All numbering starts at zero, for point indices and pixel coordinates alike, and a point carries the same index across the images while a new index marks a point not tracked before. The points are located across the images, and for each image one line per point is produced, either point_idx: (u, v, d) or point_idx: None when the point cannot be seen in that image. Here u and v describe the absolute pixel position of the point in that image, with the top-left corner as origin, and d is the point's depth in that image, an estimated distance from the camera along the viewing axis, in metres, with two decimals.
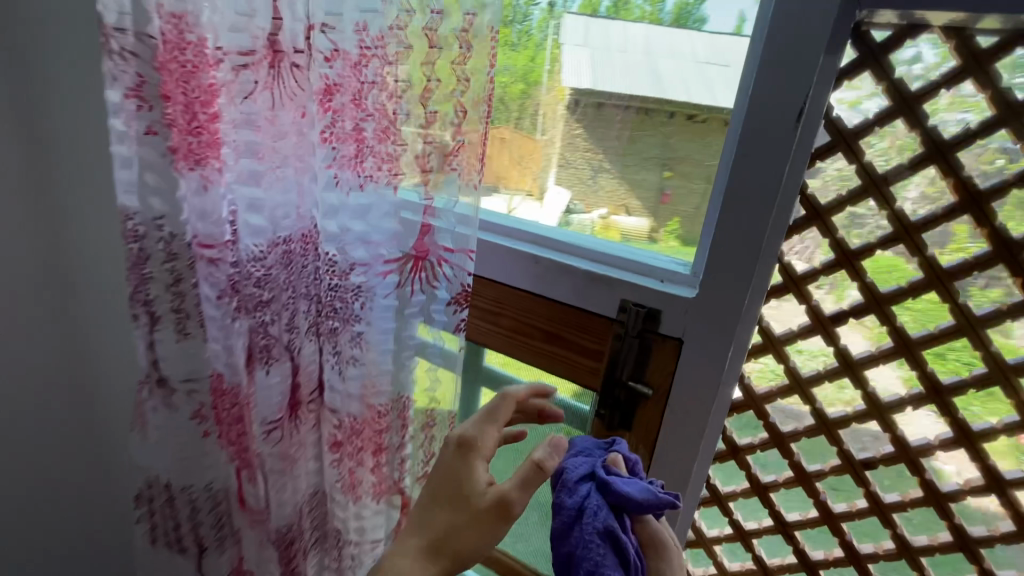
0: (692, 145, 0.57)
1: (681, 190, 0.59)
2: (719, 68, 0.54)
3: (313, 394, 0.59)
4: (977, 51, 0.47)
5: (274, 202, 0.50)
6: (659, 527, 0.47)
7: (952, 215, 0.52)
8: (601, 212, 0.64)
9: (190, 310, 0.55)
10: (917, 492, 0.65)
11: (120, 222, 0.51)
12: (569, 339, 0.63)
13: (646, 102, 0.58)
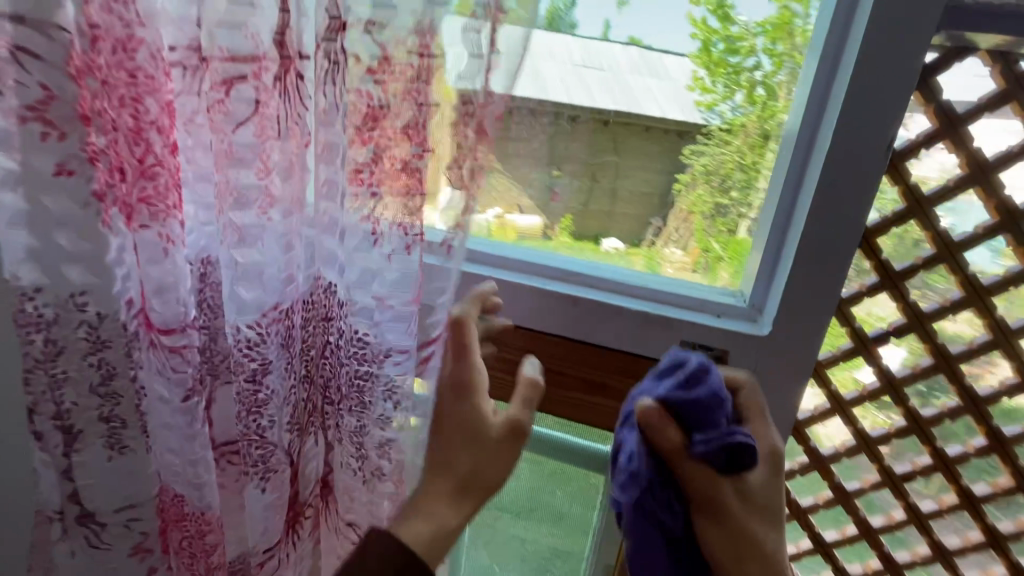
0: (579, 146, 0.61)
1: (570, 189, 0.63)
2: (597, 72, 0.59)
3: (314, 492, 0.55)
4: (1019, 75, 0.52)
5: (259, 264, 0.45)
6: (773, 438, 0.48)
7: (994, 234, 0.58)
8: (494, 212, 0.63)
9: (126, 416, 0.49)
10: (924, 458, 0.71)
11: (16, 305, 0.44)
12: (611, 386, 0.61)
13: (561, 107, 0.60)
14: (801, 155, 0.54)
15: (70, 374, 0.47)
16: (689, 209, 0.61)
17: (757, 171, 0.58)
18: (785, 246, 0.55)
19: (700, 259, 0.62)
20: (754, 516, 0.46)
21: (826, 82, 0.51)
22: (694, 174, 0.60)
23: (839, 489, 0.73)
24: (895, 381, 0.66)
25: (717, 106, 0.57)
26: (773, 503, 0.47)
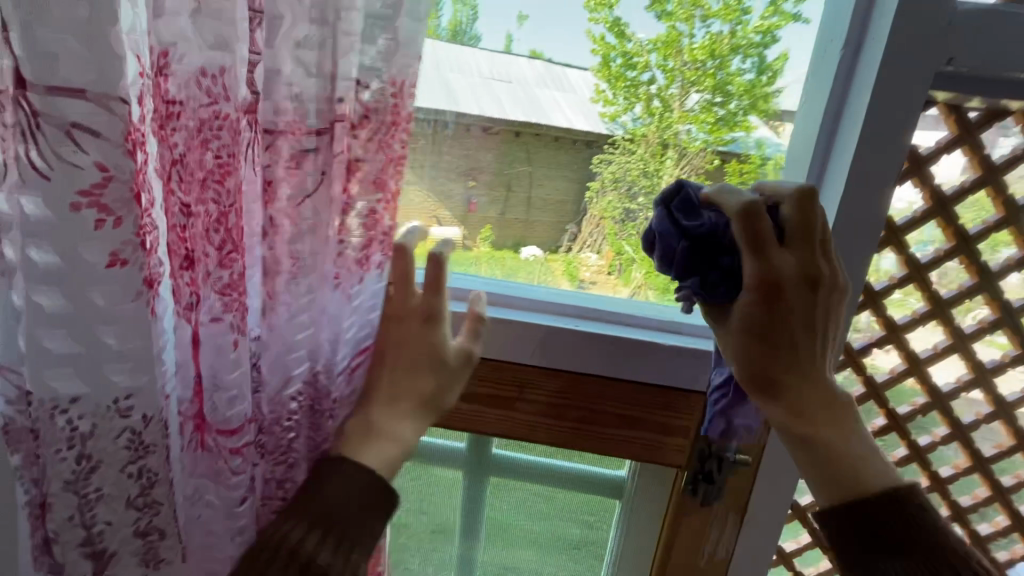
0: (494, 156, 0.62)
1: (486, 199, 0.63)
2: (504, 84, 0.60)
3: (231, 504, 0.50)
4: (970, 124, 0.54)
5: (293, 345, 0.45)
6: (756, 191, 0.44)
7: (987, 236, 0.58)
8: (413, 225, 0.63)
9: (165, 524, 0.47)
10: (1006, 440, 0.68)
11: (47, 413, 0.42)
12: (649, 421, 0.62)
13: (483, 120, 0.61)
14: (821, 164, 0.56)
15: (105, 489, 0.45)
16: (601, 214, 0.63)
17: (659, 176, 0.62)
18: None
19: (614, 262, 0.65)
20: (782, 342, 0.45)
21: (842, 87, 0.54)
22: (603, 181, 0.62)
23: None
24: (942, 395, 0.65)
25: (619, 117, 0.60)
26: (799, 318, 0.45)
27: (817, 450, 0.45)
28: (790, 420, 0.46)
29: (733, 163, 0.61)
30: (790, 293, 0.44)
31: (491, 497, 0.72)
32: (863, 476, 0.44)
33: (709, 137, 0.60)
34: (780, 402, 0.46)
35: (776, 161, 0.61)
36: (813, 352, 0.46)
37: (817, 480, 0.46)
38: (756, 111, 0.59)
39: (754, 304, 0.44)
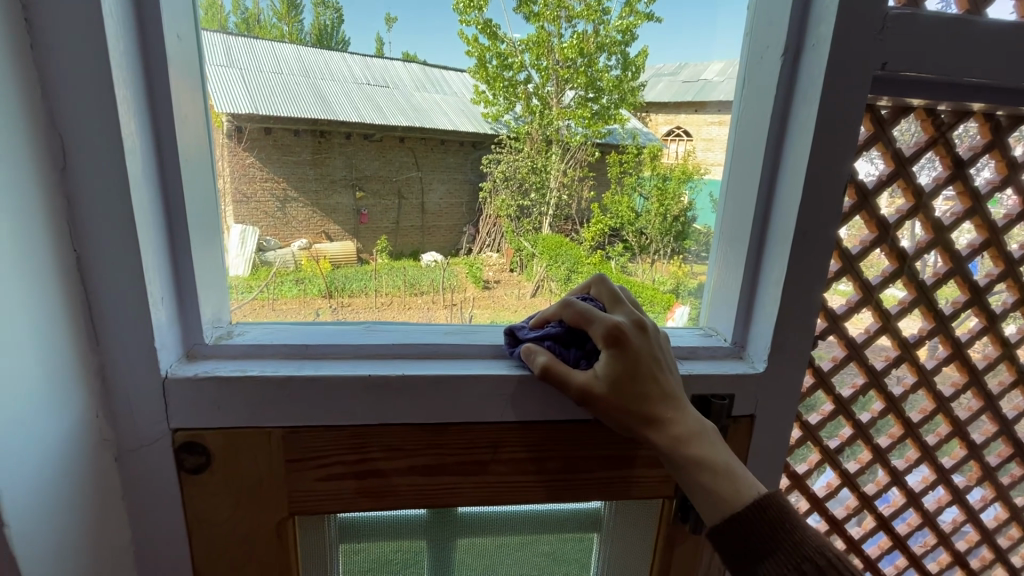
0: (377, 164, 0.60)
1: (376, 209, 0.61)
2: (383, 90, 0.60)
3: None
4: (883, 122, 0.63)
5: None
6: (567, 301, 0.50)
7: (910, 213, 0.70)
8: (300, 244, 0.58)
9: None
10: (926, 404, 0.82)
11: None
12: (642, 458, 0.59)
13: (363, 129, 0.58)
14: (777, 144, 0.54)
15: None
16: (497, 213, 0.66)
17: (547, 173, 0.66)
18: (772, 227, 0.55)
19: (515, 258, 0.67)
20: (633, 391, 0.46)
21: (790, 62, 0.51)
22: (495, 181, 0.65)
23: (845, 474, 0.82)
24: (877, 373, 0.76)
25: (501, 116, 0.63)
26: (653, 355, 0.48)
27: (702, 476, 0.46)
28: (675, 452, 0.46)
29: (613, 154, 0.67)
30: (637, 336, 0.48)
31: (459, 561, 0.63)
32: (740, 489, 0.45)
33: (587, 130, 0.64)
34: (660, 436, 0.46)
35: (649, 148, 0.68)
36: (677, 388, 0.48)
37: (703, 506, 0.46)
38: (626, 104, 0.64)
39: (611, 354, 0.47)
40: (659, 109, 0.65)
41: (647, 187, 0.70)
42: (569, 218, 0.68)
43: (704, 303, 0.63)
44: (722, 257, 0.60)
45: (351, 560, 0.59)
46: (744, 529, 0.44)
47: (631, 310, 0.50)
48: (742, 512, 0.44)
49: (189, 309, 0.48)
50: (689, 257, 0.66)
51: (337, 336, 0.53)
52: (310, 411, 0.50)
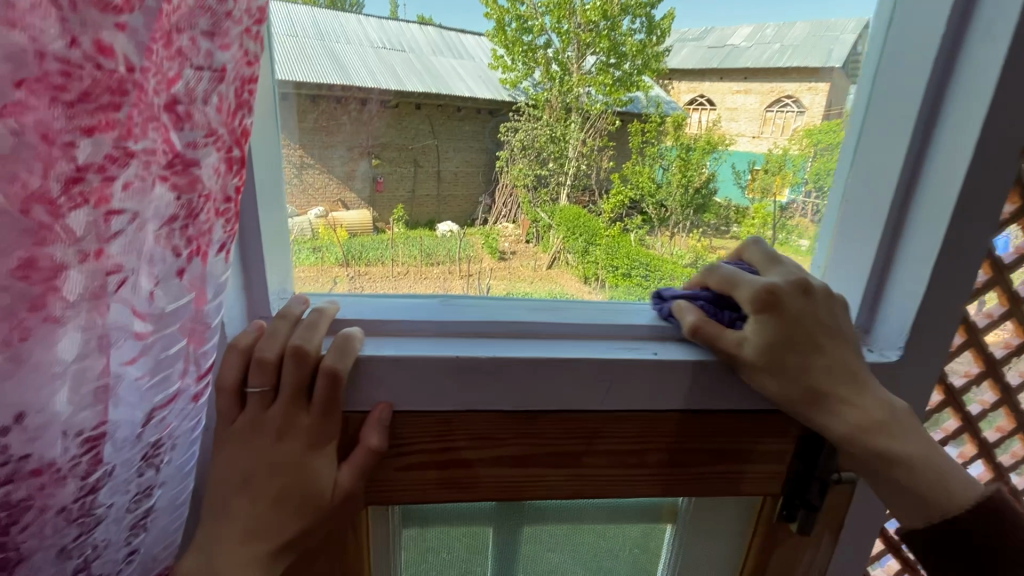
0: (390, 130, 0.58)
1: (393, 176, 0.59)
2: (399, 54, 0.57)
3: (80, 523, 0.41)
4: None
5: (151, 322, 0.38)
6: (722, 269, 0.57)
7: None
8: (315, 211, 0.59)
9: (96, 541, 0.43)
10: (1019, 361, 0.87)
11: None
12: (745, 450, 0.64)
13: (392, 95, 0.56)
14: (936, 111, 0.57)
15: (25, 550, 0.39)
16: (514, 182, 0.62)
17: (566, 142, 0.61)
18: (919, 192, 0.59)
19: (531, 230, 0.64)
20: (805, 341, 0.52)
21: (955, 26, 0.54)
22: (513, 150, 0.61)
23: None
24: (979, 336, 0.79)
25: (519, 83, 0.59)
26: (818, 325, 0.52)
27: (897, 468, 0.51)
28: (858, 440, 0.51)
29: (635, 123, 0.62)
30: (812, 299, 0.52)
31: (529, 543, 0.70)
32: (948, 486, 0.50)
33: (609, 99, 0.60)
34: (840, 421, 0.51)
35: (673, 118, 0.63)
36: (841, 357, 0.52)
37: (898, 497, 0.52)
38: (649, 70, 0.60)
39: (768, 321, 0.51)
40: (683, 75, 0.62)
41: (669, 157, 0.64)
42: (587, 188, 0.63)
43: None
44: (836, 236, 0.66)
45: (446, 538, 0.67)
46: (969, 526, 0.50)
47: (788, 274, 0.54)
48: (966, 506, 0.50)
49: (256, 278, 0.55)
50: (708, 231, 0.68)
51: (417, 309, 0.59)
52: (398, 389, 0.54)
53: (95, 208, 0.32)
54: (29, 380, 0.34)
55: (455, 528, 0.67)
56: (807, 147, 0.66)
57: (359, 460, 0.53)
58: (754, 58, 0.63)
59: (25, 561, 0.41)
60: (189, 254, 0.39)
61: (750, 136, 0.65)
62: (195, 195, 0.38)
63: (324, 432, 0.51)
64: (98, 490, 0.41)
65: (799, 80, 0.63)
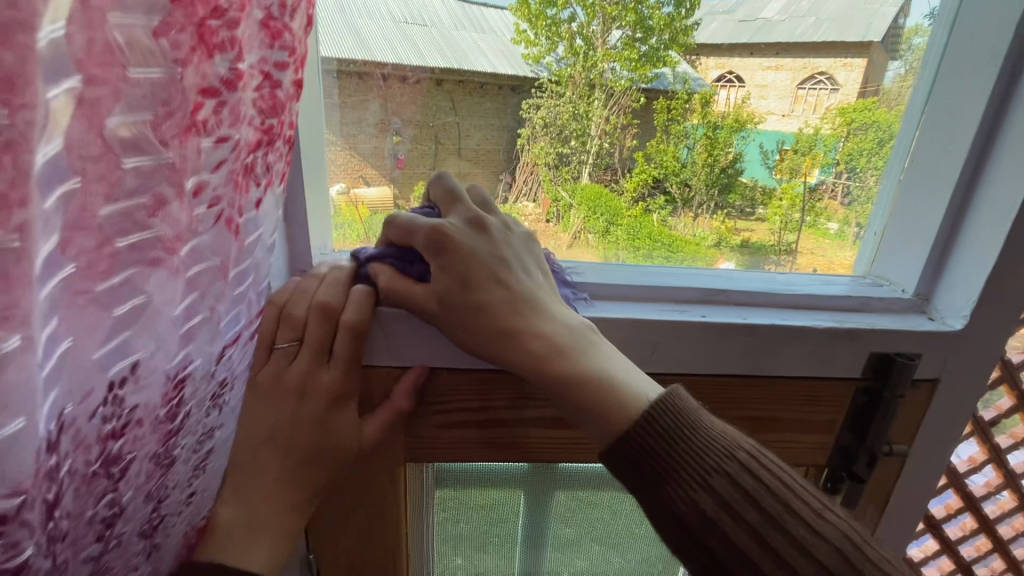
0: (417, 107, 0.57)
1: (414, 154, 0.59)
2: (420, 28, 0.56)
3: (158, 476, 0.41)
4: None
5: (234, 255, 0.40)
6: (433, 195, 0.54)
7: None
8: (337, 187, 0.59)
9: (167, 493, 0.44)
10: None
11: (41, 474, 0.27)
12: (787, 420, 0.66)
13: (417, 71, 0.56)
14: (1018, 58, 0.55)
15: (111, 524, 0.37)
16: (534, 160, 0.61)
17: (589, 119, 0.59)
18: (997, 143, 0.57)
19: (552, 210, 0.63)
20: (471, 303, 0.48)
21: None
22: (534, 127, 0.60)
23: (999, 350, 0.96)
24: None
25: (543, 58, 0.57)
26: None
27: (581, 400, 0.47)
28: (539, 369, 0.47)
29: (660, 100, 0.60)
30: (488, 236, 0.51)
31: (555, 508, 0.73)
32: (623, 397, 0.46)
33: (633, 74, 0.58)
34: (534, 342, 0.48)
35: (701, 95, 0.60)
36: (525, 289, 0.50)
37: (597, 428, 0.46)
38: (676, 45, 0.58)
39: (444, 264, 0.49)
40: (711, 51, 0.60)
41: (694, 136, 0.62)
42: (610, 167, 0.62)
43: (869, 250, 0.69)
44: (903, 198, 0.65)
45: (475, 497, 0.70)
46: (648, 456, 0.44)
47: (471, 212, 0.52)
48: (639, 426, 0.44)
49: (299, 235, 0.56)
50: (733, 213, 0.66)
51: None
52: (447, 346, 0.56)
53: (208, 135, 0.33)
54: (145, 324, 0.33)
55: (488, 492, 0.70)
56: (840, 127, 0.64)
57: (386, 417, 0.57)
58: (788, 32, 0.61)
59: (121, 517, 0.39)
60: (263, 187, 0.42)
61: (780, 114, 0.62)
62: (272, 119, 0.40)
63: (343, 390, 0.54)
64: (181, 431, 0.42)
65: (833, 56, 0.61)
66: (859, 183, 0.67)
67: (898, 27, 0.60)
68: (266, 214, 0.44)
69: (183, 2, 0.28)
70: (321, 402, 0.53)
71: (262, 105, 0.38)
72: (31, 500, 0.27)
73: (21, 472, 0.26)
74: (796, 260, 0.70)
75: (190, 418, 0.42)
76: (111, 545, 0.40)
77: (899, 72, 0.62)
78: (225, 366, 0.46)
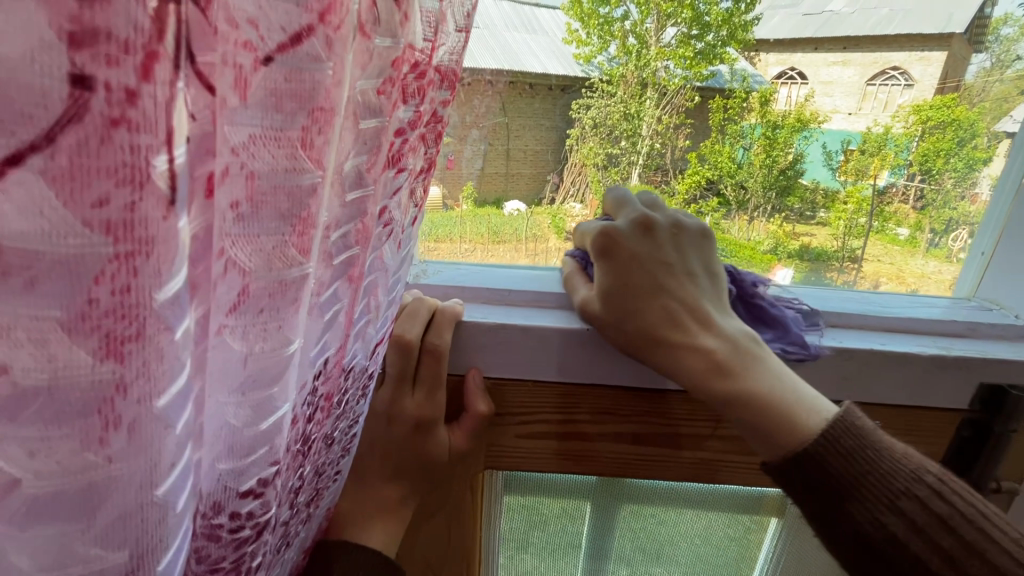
0: (478, 107, 0.58)
1: (462, 154, 0.60)
2: (472, 30, 0.56)
3: (317, 461, 0.45)
4: None
5: (390, 271, 0.44)
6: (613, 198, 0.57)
7: None
8: None
9: (322, 475, 0.48)
10: None
11: (298, 434, 0.39)
12: None
13: (486, 73, 0.57)
14: None
15: (304, 492, 0.45)
16: (583, 161, 0.60)
17: (640, 119, 0.58)
18: None
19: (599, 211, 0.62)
20: (627, 310, 0.50)
21: None
22: (583, 128, 0.59)
23: None
24: None
25: (594, 58, 0.57)
26: (648, 268, 0.50)
27: (740, 408, 0.46)
28: (701, 385, 0.47)
29: (716, 99, 0.57)
30: (654, 239, 0.52)
31: (624, 521, 0.72)
32: (791, 414, 0.45)
33: (688, 73, 0.56)
34: (683, 368, 0.48)
35: (760, 93, 0.58)
36: (693, 297, 0.50)
37: (757, 446, 0.46)
38: (734, 42, 0.56)
39: (606, 266, 0.51)
40: (772, 47, 0.57)
41: (752, 136, 0.60)
42: (660, 168, 0.60)
43: (973, 272, 0.67)
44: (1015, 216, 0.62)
45: (549, 504, 0.71)
46: (809, 461, 0.43)
47: (637, 212, 0.53)
48: (909, 488, 0.42)
49: None
50: (791, 217, 0.63)
51: (532, 282, 0.63)
52: (528, 360, 0.57)
53: (394, 168, 0.37)
54: (337, 330, 0.38)
55: (557, 502, 0.70)
56: (915, 126, 0.60)
57: (468, 425, 0.57)
58: (857, 24, 0.57)
59: (302, 491, 0.44)
60: (420, 207, 0.45)
61: (847, 112, 0.59)
62: (433, 149, 0.43)
63: (427, 412, 0.55)
64: (341, 418, 0.46)
65: (908, 49, 0.57)
66: (933, 186, 0.63)
67: (985, 16, 0.57)
68: (417, 232, 0.47)
69: (399, 65, 0.32)
70: (416, 415, 0.54)
71: (429, 135, 0.41)
72: (279, 470, 0.34)
73: (280, 444, 0.33)
74: (862, 268, 0.66)
75: (345, 411, 0.46)
76: (292, 517, 0.45)
77: (984, 65, 0.58)
78: (374, 364, 0.49)
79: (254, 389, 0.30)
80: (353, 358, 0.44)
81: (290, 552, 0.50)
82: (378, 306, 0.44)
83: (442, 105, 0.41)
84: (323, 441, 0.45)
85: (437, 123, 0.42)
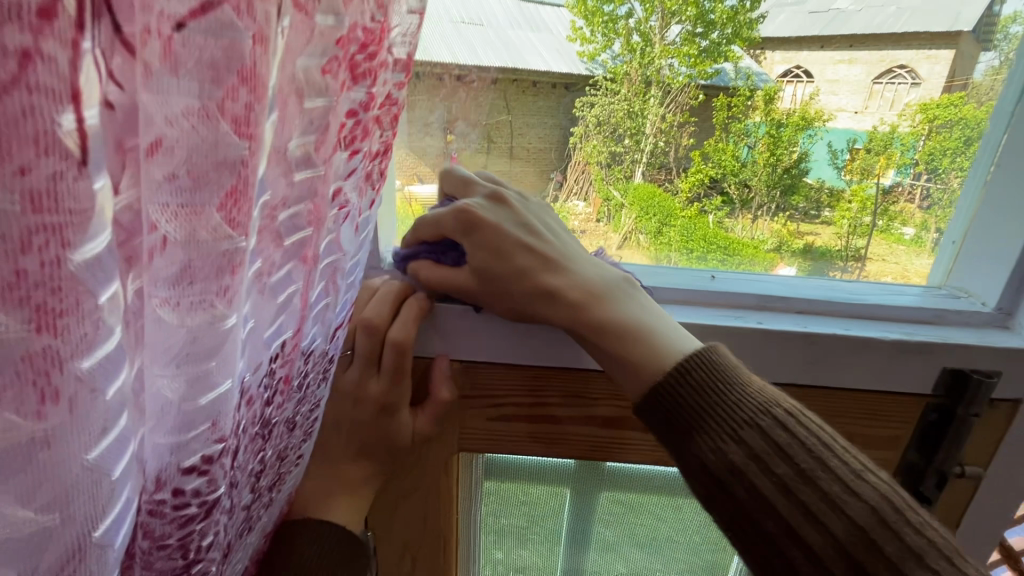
0: (478, 104, 0.58)
1: (466, 151, 0.60)
2: (476, 28, 0.56)
3: (275, 445, 0.44)
4: None
5: (348, 254, 0.44)
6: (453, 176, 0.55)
7: None
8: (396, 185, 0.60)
9: (280, 458, 0.47)
10: None
11: (257, 415, 0.38)
12: (854, 433, 0.62)
13: (488, 72, 0.56)
14: None
15: (262, 477, 0.44)
16: (586, 159, 0.60)
17: (644, 117, 0.58)
18: None
19: (602, 209, 0.63)
20: (495, 274, 0.49)
21: None
22: (587, 126, 0.59)
23: None
24: None
25: (598, 55, 0.56)
26: (509, 233, 0.49)
27: (608, 337, 0.48)
28: (575, 326, 0.48)
29: (721, 97, 0.57)
30: (511, 207, 0.51)
31: (601, 507, 0.72)
32: (654, 342, 0.47)
33: (693, 70, 0.56)
34: (560, 314, 0.48)
35: (764, 91, 0.58)
36: (556, 252, 0.50)
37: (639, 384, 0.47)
38: (739, 40, 0.56)
39: (470, 238, 0.49)
40: (778, 45, 0.57)
41: (756, 134, 0.59)
42: (664, 167, 0.60)
43: (945, 258, 0.65)
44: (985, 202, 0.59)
45: (528, 489, 0.71)
46: (670, 401, 0.45)
47: (489, 189, 0.53)
48: (762, 422, 0.43)
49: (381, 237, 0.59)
50: (796, 216, 0.63)
51: None
52: (500, 346, 0.57)
53: (345, 147, 0.37)
54: (295, 310, 0.38)
55: (535, 488, 0.71)
56: (921, 124, 0.60)
57: (436, 410, 0.57)
58: (864, 22, 0.57)
59: (262, 473, 0.44)
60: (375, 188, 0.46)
61: (852, 110, 0.59)
62: (389, 131, 0.44)
63: (391, 399, 0.54)
64: (300, 400, 0.46)
65: (913, 48, 0.57)
66: (940, 185, 0.62)
67: (993, 15, 0.56)
68: (372, 217, 0.48)
69: (344, 42, 0.32)
70: (380, 399, 0.54)
71: (386, 117, 0.42)
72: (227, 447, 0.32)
73: (225, 417, 0.31)
74: (864, 268, 0.66)
75: (305, 394, 0.46)
76: (252, 500, 0.44)
77: (993, 64, 0.57)
78: (330, 347, 0.48)
79: (190, 360, 0.27)
80: (313, 343, 0.44)
81: (250, 539, 0.48)
82: (339, 284, 0.44)
83: (399, 92, 0.42)
84: (281, 424, 0.44)
85: (393, 107, 0.43)
